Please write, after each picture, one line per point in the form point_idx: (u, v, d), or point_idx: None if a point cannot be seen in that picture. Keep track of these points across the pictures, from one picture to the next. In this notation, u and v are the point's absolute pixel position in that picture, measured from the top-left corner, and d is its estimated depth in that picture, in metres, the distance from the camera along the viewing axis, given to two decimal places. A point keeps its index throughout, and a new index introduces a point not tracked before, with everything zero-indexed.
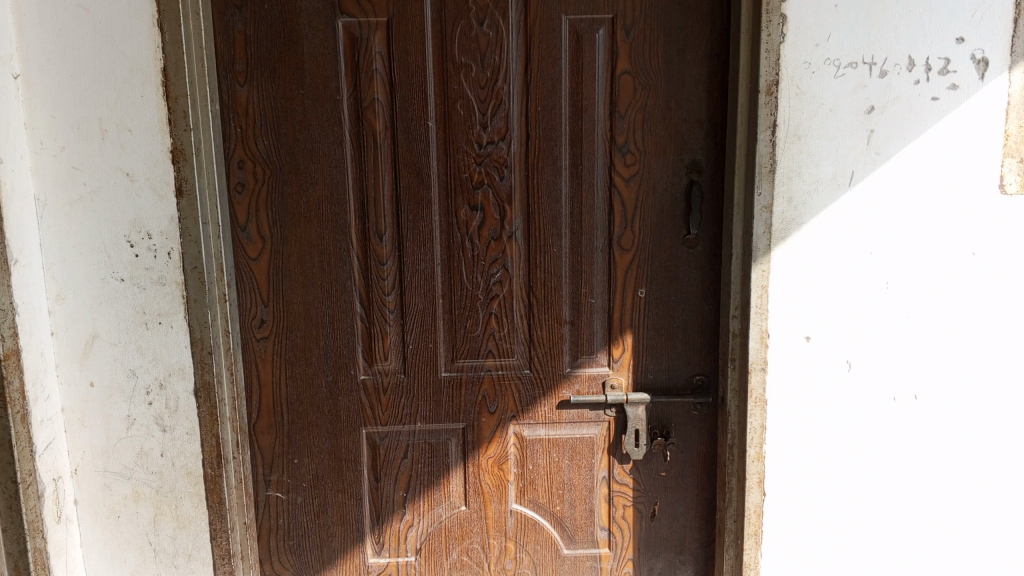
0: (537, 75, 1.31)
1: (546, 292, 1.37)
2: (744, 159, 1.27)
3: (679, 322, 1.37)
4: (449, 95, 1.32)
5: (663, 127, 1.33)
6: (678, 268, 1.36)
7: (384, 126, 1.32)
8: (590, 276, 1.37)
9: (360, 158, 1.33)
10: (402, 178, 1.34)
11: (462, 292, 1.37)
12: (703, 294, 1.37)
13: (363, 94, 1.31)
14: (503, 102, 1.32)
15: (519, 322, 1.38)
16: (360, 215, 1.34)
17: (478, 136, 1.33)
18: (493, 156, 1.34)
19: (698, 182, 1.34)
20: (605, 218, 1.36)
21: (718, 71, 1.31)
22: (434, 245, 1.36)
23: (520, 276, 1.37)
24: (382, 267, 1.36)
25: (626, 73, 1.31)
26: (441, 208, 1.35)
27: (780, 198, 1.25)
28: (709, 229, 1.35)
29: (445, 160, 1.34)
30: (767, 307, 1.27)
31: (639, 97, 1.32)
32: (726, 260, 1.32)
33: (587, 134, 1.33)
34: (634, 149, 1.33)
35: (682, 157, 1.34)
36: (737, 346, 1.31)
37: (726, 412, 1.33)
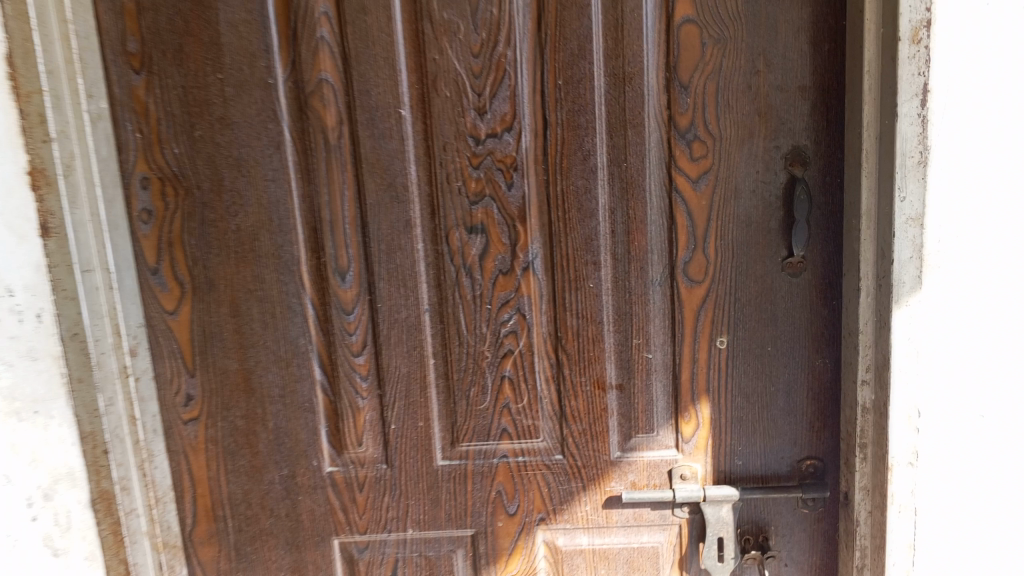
0: (557, 33, 0.89)
1: (582, 345, 0.97)
2: (878, 146, 0.84)
3: (778, 382, 0.97)
4: (427, 70, 0.91)
5: (745, 102, 0.91)
6: (777, 305, 0.95)
7: (338, 120, 0.92)
8: (644, 321, 0.96)
9: (306, 167, 0.93)
10: (370, 193, 0.94)
11: (460, 350, 0.97)
12: (810, 344, 0.96)
13: (306, 76, 0.91)
14: (507, 77, 0.90)
15: (544, 388, 0.98)
16: (313, 247, 0.95)
17: (473, 128, 0.92)
18: (496, 156, 0.92)
19: (803, 180, 0.92)
20: (664, 239, 0.95)
21: (828, 10, 0.88)
22: (419, 285, 0.96)
23: (541, 324, 0.97)
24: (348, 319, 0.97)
25: (689, 23, 0.89)
26: (426, 232, 0.95)
27: (935, 204, 0.82)
28: (820, 249, 0.94)
29: (430, 163, 0.93)
30: (918, 369, 0.84)
31: (710, 60, 0.90)
32: (848, 297, 0.90)
33: (633, 116, 0.91)
34: (703, 134, 0.92)
35: (777, 144, 0.92)
36: (870, 426, 0.89)
37: (852, 519, 0.92)
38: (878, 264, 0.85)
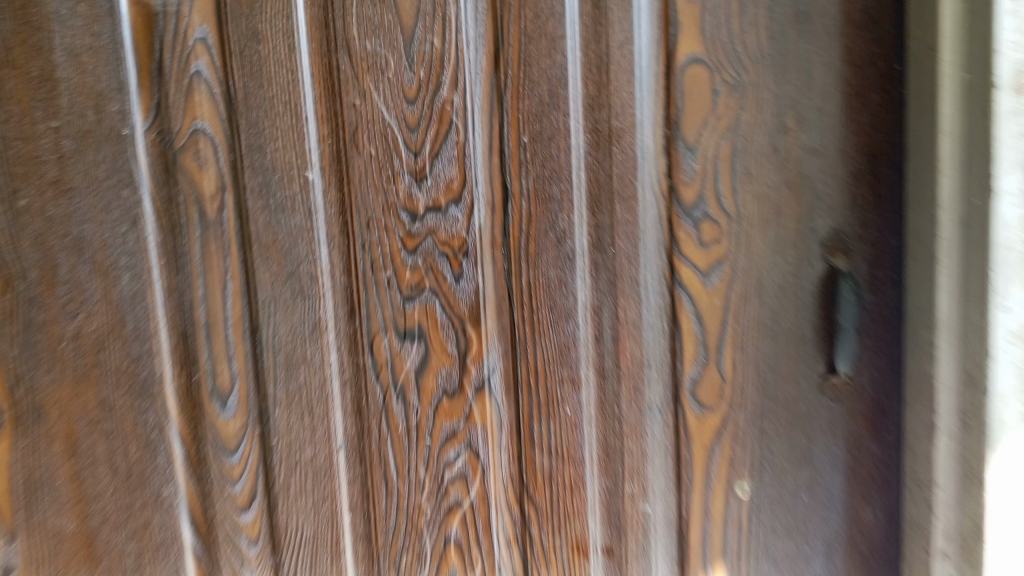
0: (520, 73, 0.65)
1: (556, 495, 0.73)
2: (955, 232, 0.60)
3: (815, 542, 0.74)
4: (344, 119, 0.66)
5: (770, 171, 0.68)
6: (813, 441, 0.72)
7: (218, 186, 0.65)
8: (641, 462, 0.72)
9: (174, 250, 0.66)
10: (262, 287, 0.68)
11: (387, 499, 0.72)
12: (856, 491, 0.72)
13: (174, 125, 0.65)
14: (454, 130, 0.65)
15: (500, 547, 0.74)
16: (183, 360, 0.68)
17: (407, 198, 0.66)
18: (439, 238, 0.67)
19: (851, 278, 0.69)
20: (665, 351, 0.70)
21: (877, 51, 0.66)
22: (329, 413, 0.70)
23: (500, 464, 0.72)
24: (229, 460, 0.70)
25: (698, 64, 0.66)
26: (342, 337, 0.69)
27: None
28: (868, 367, 0.70)
29: (348, 247, 0.67)
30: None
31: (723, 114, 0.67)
32: (914, 420, 0.68)
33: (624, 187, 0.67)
34: (716, 211, 0.68)
35: (814, 226, 0.69)
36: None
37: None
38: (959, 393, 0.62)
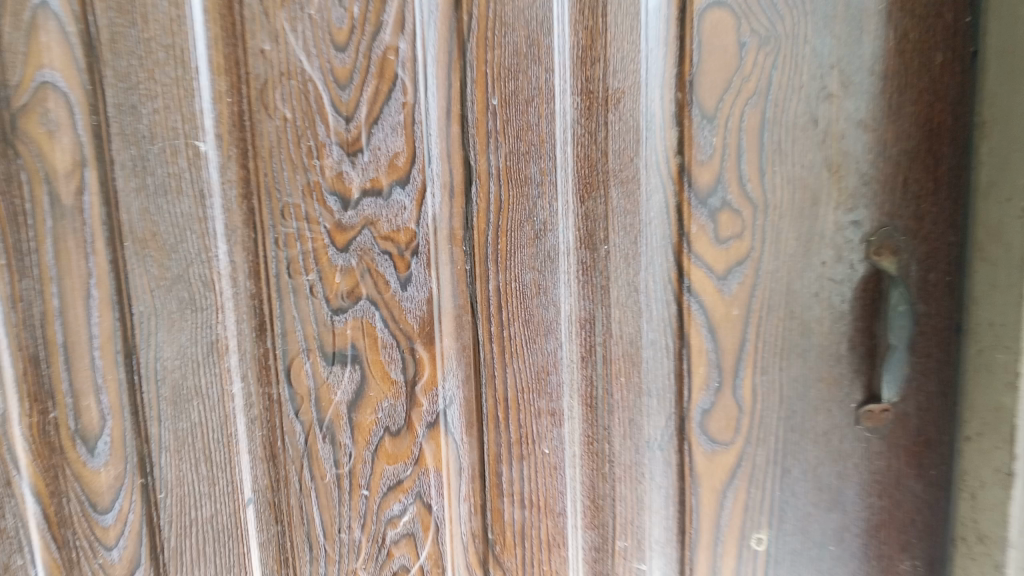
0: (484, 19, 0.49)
1: (530, 554, 0.58)
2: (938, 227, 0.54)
3: None
4: (250, 72, 0.47)
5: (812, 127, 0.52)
6: (845, 488, 0.57)
7: (74, 159, 0.47)
8: (637, 514, 0.58)
9: (17, 245, 0.47)
10: (138, 295, 0.49)
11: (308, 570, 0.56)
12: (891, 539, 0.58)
13: (11, 78, 0.45)
14: (400, 90, 0.49)
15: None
16: (34, 392, 0.49)
17: (336, 179, 0.49)
18: (378, 229, 0.51)
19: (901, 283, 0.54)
20: (670, 377, 0.55)
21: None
22: (233, 460, 0.53)
23: (459, 517, 0.57)
24: (101, 522, 0.51)
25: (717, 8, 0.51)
26: (249, 361, 0.52)
27: None
28: (916, 392, 0.56)
29: (256, 242, 0.50)
30: None
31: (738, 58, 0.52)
32: (976, 458, 0.54)
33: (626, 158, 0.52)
34: (736, 198, 0.53)
35: (857, 219, 0.54)
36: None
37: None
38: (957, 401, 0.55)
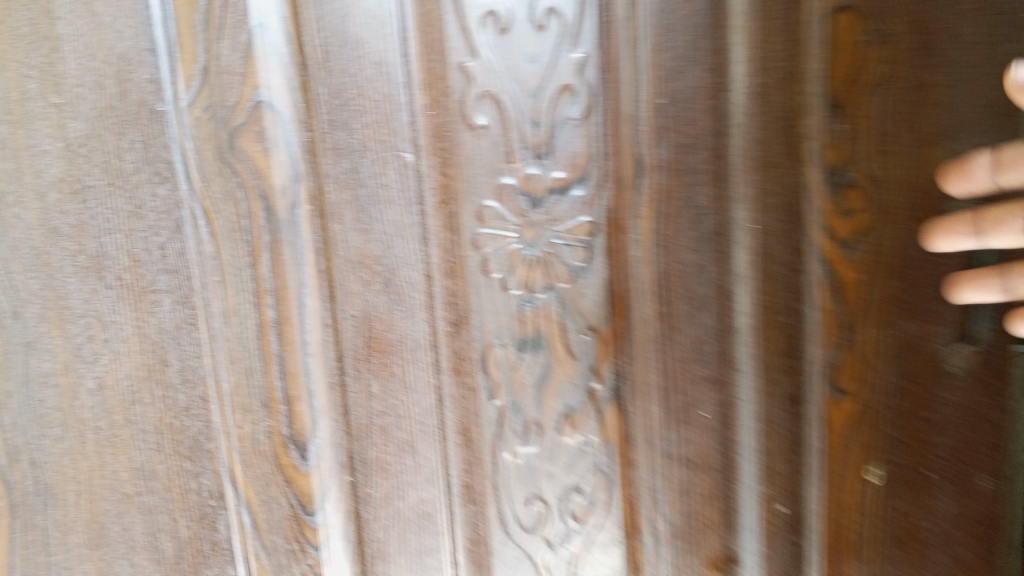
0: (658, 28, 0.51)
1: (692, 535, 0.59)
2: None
3: None
4: (456, 91, 0.53)
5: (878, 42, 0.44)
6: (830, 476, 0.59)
7: (290, 172, 0.49)
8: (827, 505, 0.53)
9: (233, 262, 0.51)
10: (351, 300, 0.52)
11: (507, 535, 0.61)
12: None
13: (229, 99, 0.48)
14: (582, 94, 0.54)
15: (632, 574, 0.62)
16: (246, 404, 0.53)
17: (526, 183, 0.55)
18: (564, 225, 0.56)
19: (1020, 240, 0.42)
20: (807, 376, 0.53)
21: None
22: (435, 449, 0.57)
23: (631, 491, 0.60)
24: (310, 520, 0.54)
25: None
26: (448, 358, 0.57)
27: None
28: None
29: (454, 243, 0.55)
30: None
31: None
32: None
33: (723, 101, 0.50)
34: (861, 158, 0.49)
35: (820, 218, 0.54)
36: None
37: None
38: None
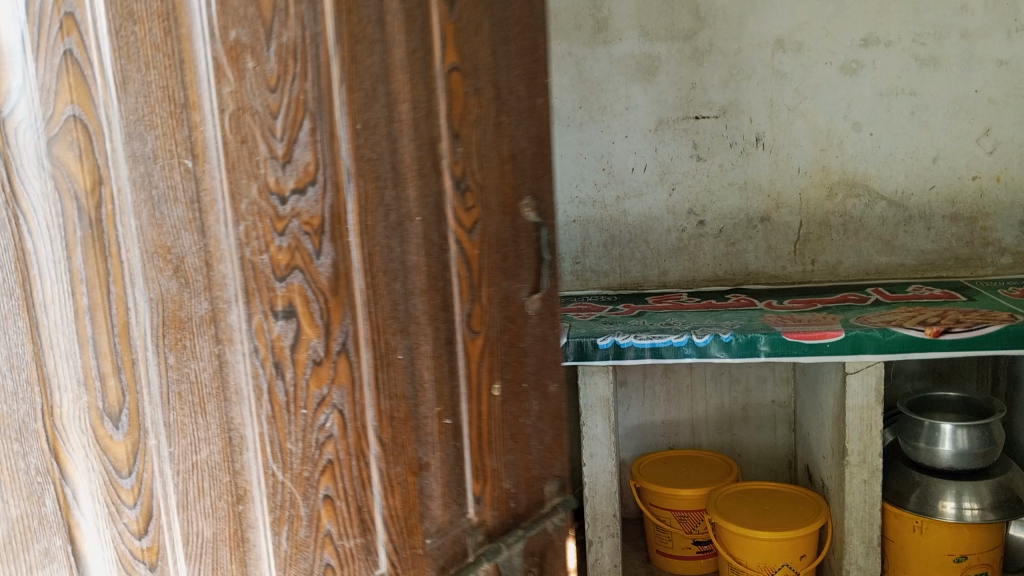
0: (352, 68, 0.87)
1: (397, 432, 0.95)
2: (546, 191, 1.15)
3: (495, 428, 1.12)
4: (224, 110, 0.80)
5: (472, 98, 1.02)
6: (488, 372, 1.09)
7: (98, 184, 0.76)
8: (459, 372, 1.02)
9: (50, 252, 0.75)
10: (150, 286, 0.79)
11: (273, 474, 0.88)
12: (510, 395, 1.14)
13: (49, 115, 0.74)
14: (307, 117, 0.84)
15: (364, 497, 0.94)
16: (63, 348, 0.77)
17: (276, 184, 0.84)
18: (302, 217, 0.85)
19: (543, 224, 1.14)
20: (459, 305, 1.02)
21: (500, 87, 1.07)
22: (211, 370, 0.83)
23: (358, 414, 0.92)
24: (112, 434, 0.81)
25: (456, 69, 0.99)
26: (232, 313, 0.83)
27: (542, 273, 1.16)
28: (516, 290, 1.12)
29: (227, 226, 0.82)
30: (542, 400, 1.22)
31: (473, 52, 1.01)
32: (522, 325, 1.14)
33: (394, 126, 0.91)
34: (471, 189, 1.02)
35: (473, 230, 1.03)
36: (559, 461, 1.25)
37: (544, 527, 1.23)
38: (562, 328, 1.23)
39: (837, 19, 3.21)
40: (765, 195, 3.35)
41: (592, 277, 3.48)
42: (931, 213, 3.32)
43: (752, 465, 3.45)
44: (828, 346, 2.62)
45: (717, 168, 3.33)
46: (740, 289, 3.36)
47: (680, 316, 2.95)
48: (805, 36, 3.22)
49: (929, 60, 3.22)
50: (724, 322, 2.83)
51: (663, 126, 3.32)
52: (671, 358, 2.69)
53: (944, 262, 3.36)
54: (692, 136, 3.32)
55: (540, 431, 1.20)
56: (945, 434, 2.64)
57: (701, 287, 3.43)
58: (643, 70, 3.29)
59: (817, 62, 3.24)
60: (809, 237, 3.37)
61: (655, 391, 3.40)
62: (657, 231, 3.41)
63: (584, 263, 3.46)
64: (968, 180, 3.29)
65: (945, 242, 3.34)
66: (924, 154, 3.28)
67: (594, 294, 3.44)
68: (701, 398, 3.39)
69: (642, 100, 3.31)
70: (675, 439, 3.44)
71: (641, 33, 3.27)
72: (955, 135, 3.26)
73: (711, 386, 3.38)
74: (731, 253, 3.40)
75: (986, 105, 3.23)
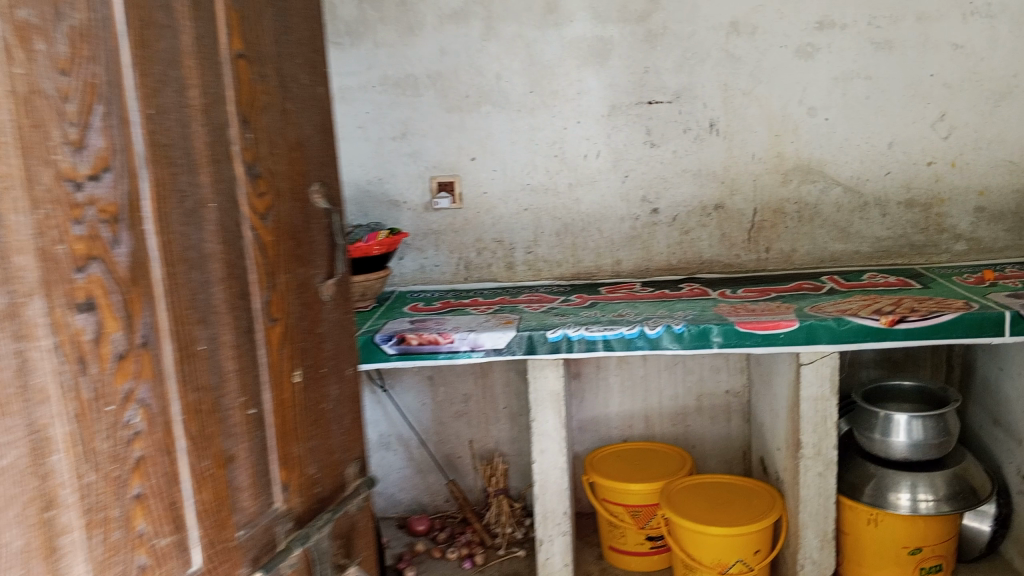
0: (142, 52, 0.97)
1: (206, 420, 1.09)
2: (331, 178, 1.40)
3: (302, 401, 1.32)
4: (19, 90, 0.80)
5: (257, 88, 1.20)
6: (291, 345, 1.29)
7: None
8: (258, 346, 1.20)
9: None
10: None
11: (86, 470, 0.89)
12: (312, 372, 1.35)
13: None
14: (99, 100, 0.91)
15: (168, 483, 1.01)
16: None
17: (71, 169, 0.87)
18: (99, 205, 0.90)
19: (334, 211, 1.40)
20: (258, 285, 1.20)
21: (290, 81, 1.29)
22: (13, 362, 0.80)
23: (156, 396, 0.99)
24: None
25: (242, 56, 1.16)
26: (30, 304, 0.81)
27: (338, 251, 1.41)
28: (316, 274, 1.36)
29: (23, 214, 0.81)
30: (344, 372, 1.46)
31: (262, 39, 1.21)
32: (322, 303, 1.37)
33: (184, 111, 1.04)
34: (264, 174, 1.21)
35: (269, 214, 1.23)
36: (357, 448, 1.52)
37: (348, 511, 1.46)
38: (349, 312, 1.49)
39: (793, 1, 3.14)
40: (718, 182, 3.29)
41: (545, 267, 3.40)
42: (886, 200, 3.28)
43: (707, 456, 3.40)
44: (781, 337, 2.58)
45: (670, 154, 3.27)
46: (694, 279, 3.30)
47: (632, 306, 2.88)
48: (760, 18, 3.16)
49: (884, 44, 3.17)
50: (676, 312, 2.78)
51: (616, 111, 3.25)
52: (622, 351, 2.60)
53: (899, 249, 3.31)
54: (645, 121, 3.25)
55: (338, 406, 1.44)
56: (897, 425, 2.61)
57: (655, 276, 3.37)
58: (595, 54, 3.21)
59: (772, 46, 3.18)
60: (763, 224, 3.32)
61: (609, 382, 3.33)
62: (610, 219, 3.34)
63: (537, 252, 3.39)
64: (923, 166, 3.24)
65: (900, 228, 3.30)
66: (879, 139, 3.24)
67: (547, 285, 3.36)
68: (655, 389, 3.34)
69: (595, 85, 3.24)
70: (629, 431, 3.38)
71: (592, 15, 3.18)
72: (910, 120, 3.22)
73: (666, 377, 3.32)
74: (685, 241, 3.34)
75: (942, 88, 3.19)
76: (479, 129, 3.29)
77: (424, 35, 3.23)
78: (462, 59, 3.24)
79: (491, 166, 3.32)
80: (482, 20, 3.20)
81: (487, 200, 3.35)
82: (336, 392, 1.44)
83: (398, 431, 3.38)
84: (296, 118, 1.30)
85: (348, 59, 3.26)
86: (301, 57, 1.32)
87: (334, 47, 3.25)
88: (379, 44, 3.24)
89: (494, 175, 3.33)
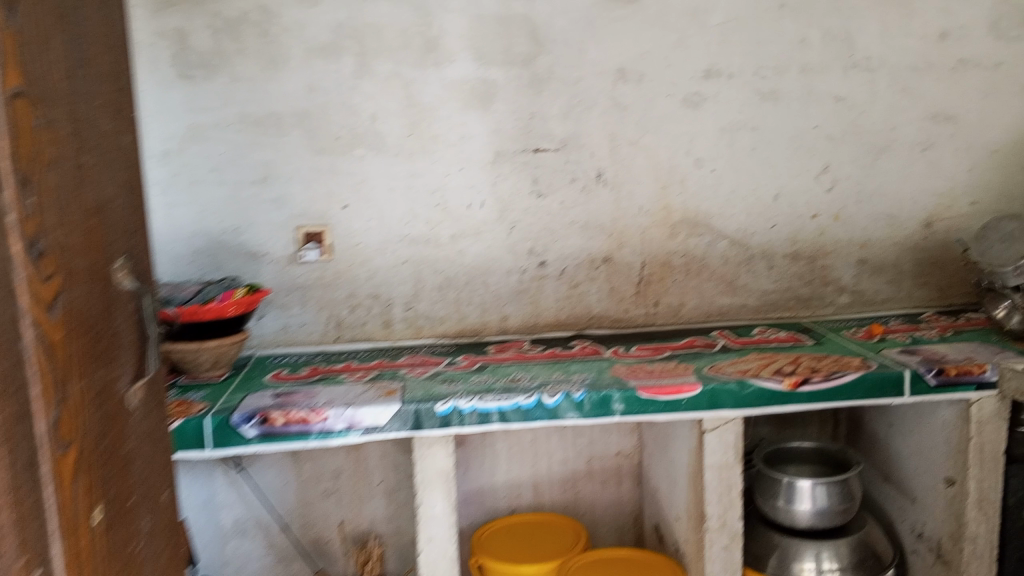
0: None
1: None
2: (134, 250, 1.32)
3: (105, 534, 1.19)
4: None
5: (39, 134, 1.04)
6: (89, 467, 1.14)
7: None
8: (41, 474, 1.05)
9: None
10: None
11: None
12: (121, 491, 1.25)
13: None
14: None
15: None
16: None
17: None
18: None
19: (145, 292, 1.34)
20: (41, 401, 1.05)
21: (96, 134, 1.20)
22: None
23: None
24: None
25: (20, 96, 1.00)
26: None
27: (152, 337, 1.35)
28: (125, 371, 1.28)
29: None
30: (156, 484, 1.38)
31: (60, 83, 1.10)
32: (133, 405, 1.30)
33: None
34: (48, 255, 1.05)
35: (56, 308, 1.07)
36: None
37: None
38: (157, 416, 1.41)
39: (679, 49, 3.06)
40: (607, 235, 3.14)
41: (426, 324, 3.14)
42: (772, 253, 3.22)
43: (598, 523, 3.21)
44: (684, 403, 2.41)
45: (558, 205, 3.10)
46: (584, 335, 3.13)
47: (524, 369, 2.68)
48: (647, 65, 3.06)
49: (770, 94, 3.13)
50: (572, 376, 2.59)
51: (501, 158, 3.06)
52: (518, 423, 2.41)
53: (786, 302, 3.26)
54: (532, 170, 3.07)
55: (147, 544, 1.33)
56: (801, 492, 2.50)
57: (543, 333, 3.18)
58: (478, 97, 3.01)
59: (659, 94, 3.08)
60: (651, 278, 3.19)
61: (496, 449, 3.09)
62: (496, 273, 3.13)
63: (416, 308, 3.12)
64: (808, 219, 3.22)
65: (786, 282, 3.24)
66: (765, 191, 3.18)
67: (428, 345, 3.10)
68: (545, 454, 3.13)
69: (478, 131, 3.03)
70: (517, 501, 3.15)
71: (475, 56, 2.99)
72: (795, 172, 3.19)
73: (555, 441, 3.12)
74: (574, 296, 3.17)
75: (825, 141, 3.18)
76: (352, 175, 3.01)
77: (288, 70, 2.93)
78: (332, 97, 2.96)
79: (365, 215, 3.04)
80: (355, 56, 2.94)
81: (361, 252, 3.06)
82: (150, 506, 1.35)
83: (255, 515, 3.05)
84: (101, 177, 1.22)
85: (200, 95, 2.90)
86: (99, 98, 1.22)
87: (184, 81, 2.89)
88: (237, 78, 2.91)
89: (370, 226, 3.05)
